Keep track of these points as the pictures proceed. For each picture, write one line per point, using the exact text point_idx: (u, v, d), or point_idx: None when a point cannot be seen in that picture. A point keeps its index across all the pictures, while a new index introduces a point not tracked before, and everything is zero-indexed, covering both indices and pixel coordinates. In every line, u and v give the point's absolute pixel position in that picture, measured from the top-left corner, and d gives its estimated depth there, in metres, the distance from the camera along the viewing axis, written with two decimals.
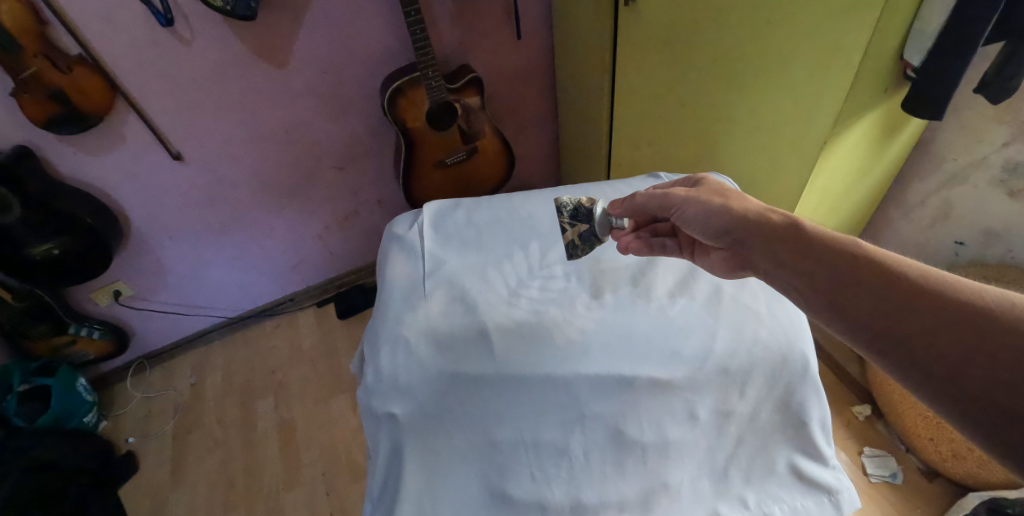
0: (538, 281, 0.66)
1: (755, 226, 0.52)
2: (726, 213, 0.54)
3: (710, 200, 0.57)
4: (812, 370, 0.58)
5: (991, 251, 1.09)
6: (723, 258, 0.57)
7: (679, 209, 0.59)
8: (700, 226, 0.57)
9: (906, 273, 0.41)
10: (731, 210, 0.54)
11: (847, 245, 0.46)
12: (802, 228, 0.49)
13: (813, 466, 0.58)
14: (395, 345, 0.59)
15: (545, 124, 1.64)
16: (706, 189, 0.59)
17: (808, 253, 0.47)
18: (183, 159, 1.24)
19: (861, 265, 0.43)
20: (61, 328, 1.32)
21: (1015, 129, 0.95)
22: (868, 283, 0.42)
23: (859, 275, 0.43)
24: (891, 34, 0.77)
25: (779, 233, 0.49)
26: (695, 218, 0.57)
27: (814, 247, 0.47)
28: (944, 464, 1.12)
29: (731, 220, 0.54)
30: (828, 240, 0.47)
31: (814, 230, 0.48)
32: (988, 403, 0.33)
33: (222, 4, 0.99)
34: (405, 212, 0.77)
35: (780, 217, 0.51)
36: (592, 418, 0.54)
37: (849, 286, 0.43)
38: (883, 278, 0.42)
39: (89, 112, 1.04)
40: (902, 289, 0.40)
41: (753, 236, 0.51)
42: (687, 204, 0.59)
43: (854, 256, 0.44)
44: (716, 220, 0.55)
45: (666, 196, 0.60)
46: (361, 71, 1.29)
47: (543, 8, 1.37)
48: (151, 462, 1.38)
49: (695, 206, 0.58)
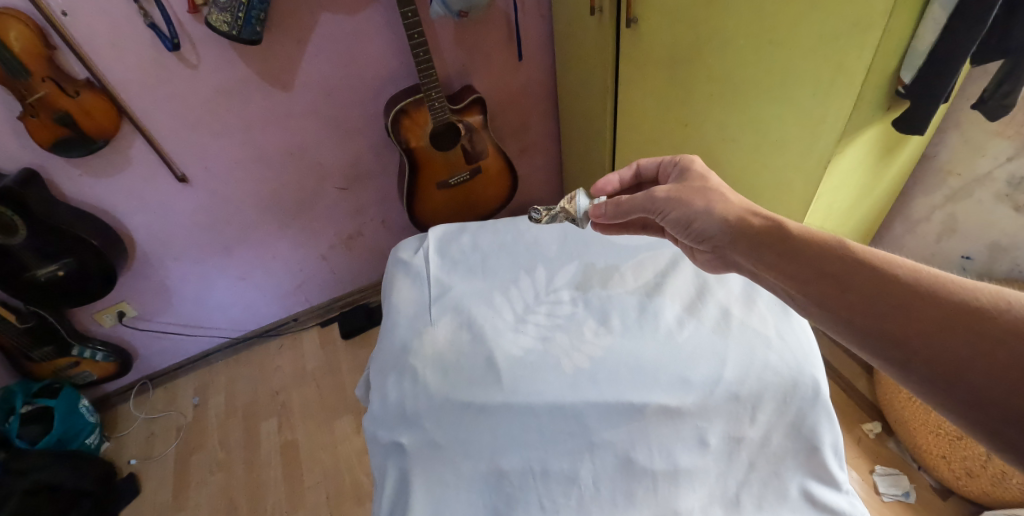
0: (546, 306, 0.66)
1: (738, 229, 0.53)
2: (711, 218, 0.56)
3: (693, 201, 0.58)
4: (825, 395, 0.56)
5: (999, 264, 1.08)
6: (708, 256, 0.60)
7: (664, 211, 0.61)
8: (685, 231, 0.59)
9: (894, 270, 0.41)
10: (715, 214, 0.56)
11: (835, 247, 0.46)
12: (786, 230, 0.50)
13: (826, 492, 0.53)
14: (403, 375, 0.60)
15: (547, 143, 1.65)
16: (689, 186, 0.60)
17: (794, 255, 0.48)
18: (187, 180, 1.25)
19: (849, 266, 0.44)
20: (65, 349, 1.32)
21: (1019, 144, 0.94)
22: (855, 282, 0.43)
23: (848, 276, 0.43)
24: (889, 54, 0.73)
25: (764, 237, 0.50)
26: (679, 220, 0.59)
27: (800, 250, 0.47)
28: (958, 482, 1.10)
29: (716, 226, 0.55)
30: (815, 241, 0.48)
31: (795, 229, 0.49)
32: (979, 397, 0.33)
33: (228, 28, 1.00)
34: (411, 236, 0.77)
35: (761, 219, 0.53)
36: (601, 446, 0.53)
37: (838, 286, 0.43)
38: (874, 277, 0.42)
39: (96, 135, 1.05)
40: (889, 286, 0.41)
41: (727, 242, 0.54)
42: (670, 206, 0.60)
43: (840, 256, 0.45)
44: (699, 224, 0.57)
45: (649, 199, 0.62)
46: (365, 92, 1.30)
47: (544, 29, 1.39)
48: (152, 484, 1.36)
49: (679, 209, 0.59)
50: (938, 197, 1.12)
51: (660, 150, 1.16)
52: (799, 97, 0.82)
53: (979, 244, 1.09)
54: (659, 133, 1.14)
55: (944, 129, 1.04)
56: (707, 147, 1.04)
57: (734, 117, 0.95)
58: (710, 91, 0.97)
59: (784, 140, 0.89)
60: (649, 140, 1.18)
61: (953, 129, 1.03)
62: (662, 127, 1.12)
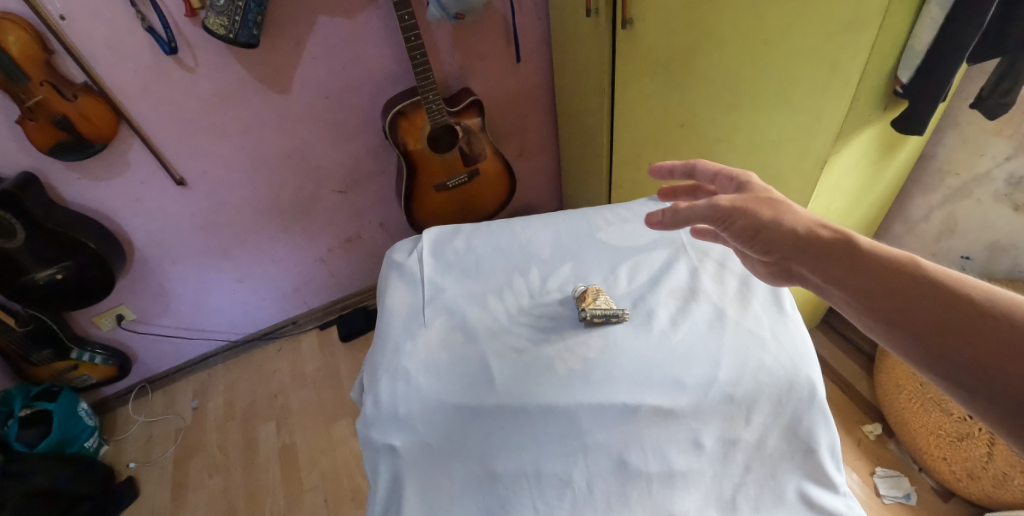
0: (539, 308, 0.65)
1: (802, 245, 0.48)
2: (779, 230, 0.49)
3: (760, 210, 0.51)
4: (820, 396, 0.56)
5: (999, 264, 1.07)
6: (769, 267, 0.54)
7: (728, 223, 0.52)
8: (747, 242, 0.52)
9: (974, 295, 0.39)
10: (782, 225, 0.49)
11: (908, 265, 0.43)
12: (855, 245, 0.46)
13: (822, 493, 0.54)
14: (395, 376, 0.59)
15: (545, 145, 1.65)
16: (756, 196, 0.52)
17: (862, 270, 0.44)
18: (186, 183, 1.25)
19: (924, 287, 0.41)
20: (63, 353, 1.32)
21: (1018, 143, 0.93)
22: (931, 304, 0.40)
23: (923, 296, 0.40)
24: (885, 54, 0.72)
25: (832, 251, 0.46)
26: (743, 232, 0.52)
27: (869, 266, 0.44)
28: (959, 483, 1.08)
29: (781, 238, 0.49)
30: (884, 256, 0.44)
31: (865, 245, 0.46)
32: None
33: (225, 32, 1.00)
34: (405, 238, 0.77)
35: (829, 232, 0.48)
36: (595, 448, 0.53)
37: (913, 308, 0.40)
38: (947, 297, 0.40)
39: (94, 139, 1.05)
40: (969, 312, 0.38)
41: (794, 257, 0.49)
42: (736, 216, 0.52)
43: (913, 276, 0.42)
44: (768, 235, 0.50)
45: (713, 208, 0.53)
46: (362, 95, 1.30)
47: (541, 31, 1.39)
48: (151, 487, 1.36)
49: (744, 219, 0.51)
50: (937, 197, 1.11)
51: (658, 151, 1.16)
52: (795, 98, 0.82)
53: (978, 244, 1.09)
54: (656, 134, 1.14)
55: (942, 129, 1.04)
56: (704, 148, 1.04)
57: (730, 118, 0.95)
58: (706, 92, 0.97)
59: (780, 140, 0.88)
60: (646, 142, 1.18)
61: (951, 129, 1.03)
62: (659, 128, 1.12)
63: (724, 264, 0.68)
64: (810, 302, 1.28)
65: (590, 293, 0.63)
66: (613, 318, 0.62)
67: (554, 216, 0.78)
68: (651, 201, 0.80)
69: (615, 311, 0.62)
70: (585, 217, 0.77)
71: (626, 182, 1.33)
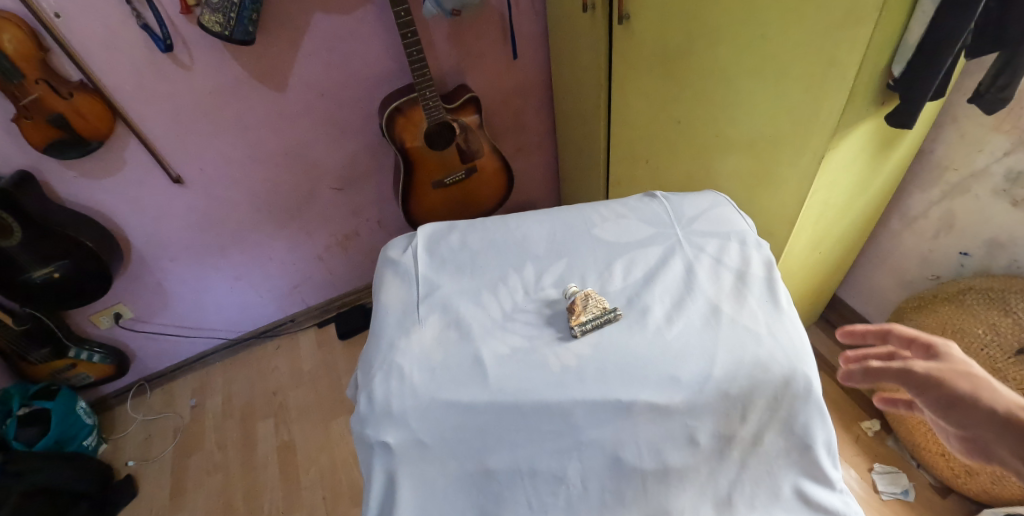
0: (534, 305, 0.65)
1: (1008, 432, 0.39)
2: (980, 409, 0.41)
3: (956, 382, 0.44)
4: (816, 392, 0.56)
5: (997, 260, 1.05)
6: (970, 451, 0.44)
7: (924, 393, 0.44)
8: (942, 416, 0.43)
9: None
10: (984, 404, 0.41)
11: None
12: None
13: (820, 491, 0.56)
14: (388, 373, 0.58)
15: (543, 141, 1.65)
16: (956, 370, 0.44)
17: None
18: (182, 181, 1.24)
19: None
20: (61, 351, 1.32)
21: (1016, 138, 0.93)
22: None
23: None
24: (881, 49, 0.72)
25: None
26: (941, 405, 0.44)
27: None
28: (958, 480, 1.07)
29: (985, 418, 0.41)
30: None
31: None
32: None
33: (220, 29, 0.99)
34: (400, 235, 0.77)
35: None
36: (589, 445, 0.54)
37: None
38: None
39: (90, 137, 1.04)
40: None
41: (996, 442, 0.40)
42: (930, 386, 0.44)
43: None
44: (969, 412, 0.42)
45: (904, 374, 0.46)
46: (360, 92, 1.30)
47: (539, 28, 1.38)
48: (150, 486, 1.36)
49: (939, 389, 0.44)
50: (935, 193, 1.11)
51: (656, 148, 1.16)
52: (792, 93, 0.82)
53: (976, 240, 1.07)
54: (654, 130, 1.14)
55: (941, 124, 1.04)
56: (702, 144, 1.04)
57: (728, 114, 0.95)
58: (704, 87, 0.96)
59: (777, 136, 0.88)
60: (644, 138, 1.18)
61: (950, 124, 1.02)
62: (656, 124, 1.12)
63: (720, 260, 0.68)
64: (808, 298, 1.28)
65: (579, 303, 0.61)
66: (608, 321, 0.61)
67: (549, 213, 0.77)
68: (646, 197, 0.80)
69: (608, 311, 0.61)
70: (581, 214, 0.76)
71: (623, 178, 1.32)
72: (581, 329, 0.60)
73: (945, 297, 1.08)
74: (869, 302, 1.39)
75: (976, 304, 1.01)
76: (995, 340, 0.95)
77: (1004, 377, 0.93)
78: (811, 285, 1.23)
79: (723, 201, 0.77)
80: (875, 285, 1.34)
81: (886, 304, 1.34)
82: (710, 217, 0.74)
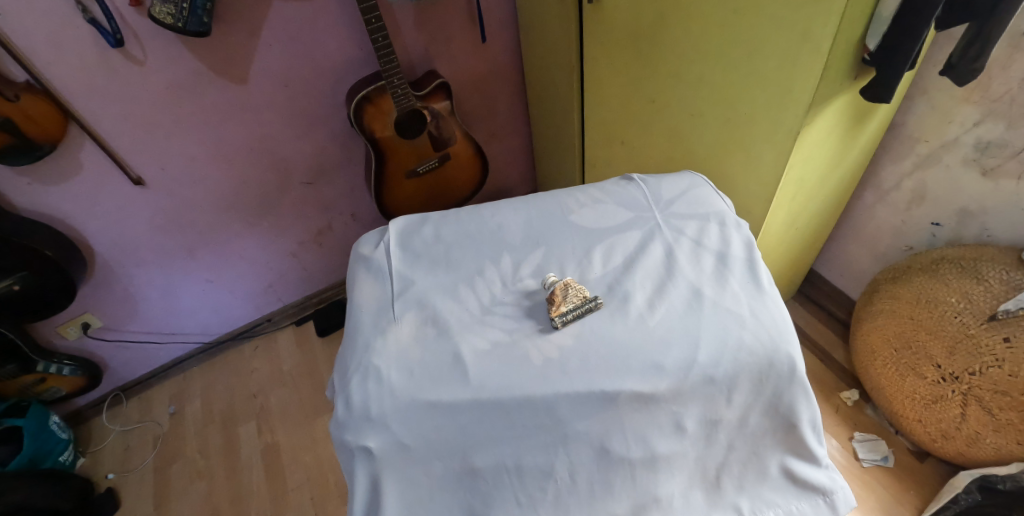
0: (513, 297, 0.63)
1: None
2: None
3: None
4: (800, 372, 0.56)
5: (967, 230, 1.07)
6: None
7: None
8: None
9: None
10: None
11: None
12: None
13: (804, 467, 0.60)
14: (366, 374, 0.56)
15: (517, 126, 1.62)
16: None
17: None
18: (143, 183, 1.19)
19: None
20: (29, 366, 1.25)
21: (985, 109, 0.93)
22: None
23: None
24: (854, 21, 0.70)
25: None
26: None
27: None
28: (934, 445, 1.09)
29: None
30: None
31: None
32: None
33: (173, 21, 0.94)
34: (372, 230, 0.74)
35: None
36: (576, 438, 0.54)
37: None
38: None
39: (42, 141, 0.98)
40: None
41: None
42: None
43: None
44: None
45: None
46: (326, 82, 1.26)
47: (508, 10, 1.35)
48: (132, 498, 1.32)
49: None
50: (907, 164, 1.12)
51: (631, 127, 1.15)
52: (766, 70, 0.80)
53: (947, 210, 1.09)
54: (628, 111, 1.13)
55: (911, 96, 1.04)
56: (675, 123, 1.03)
57: (701, 91, 0.94)
58: (678, 63, 0.95)
59: (751, 113, 0.87)
60: (619, 119, 1.17)
61: (920, 97, 1.03)
62: (630, 105, 1.11)
63: (700, 242, 0.67)
64: (786, 272, 1.29)
65: (559, 293, 0.60)
66: (590, 310, 0.59)
67: (525, 201, 0.75)
68: (623, 181, 0.78)
69: (589, 300, 0.60)
70: (557, 201, 0.75)
71: (600, 161, 1.31)
72: (562, 320, 0.58)
73: (919, 268, 1.09)
74: (843, 274, 1.41)
75: (949, 274, 1.02)
76: (968, 308, 0.97)
77: (977, 344, 0.95)
78: (788, 260, 1.25)
79: (701, 182, 0.76)
80: (850, 257, 1.36)
81: (860, 275, 1.36)
82: (688, 199, 0.73)
